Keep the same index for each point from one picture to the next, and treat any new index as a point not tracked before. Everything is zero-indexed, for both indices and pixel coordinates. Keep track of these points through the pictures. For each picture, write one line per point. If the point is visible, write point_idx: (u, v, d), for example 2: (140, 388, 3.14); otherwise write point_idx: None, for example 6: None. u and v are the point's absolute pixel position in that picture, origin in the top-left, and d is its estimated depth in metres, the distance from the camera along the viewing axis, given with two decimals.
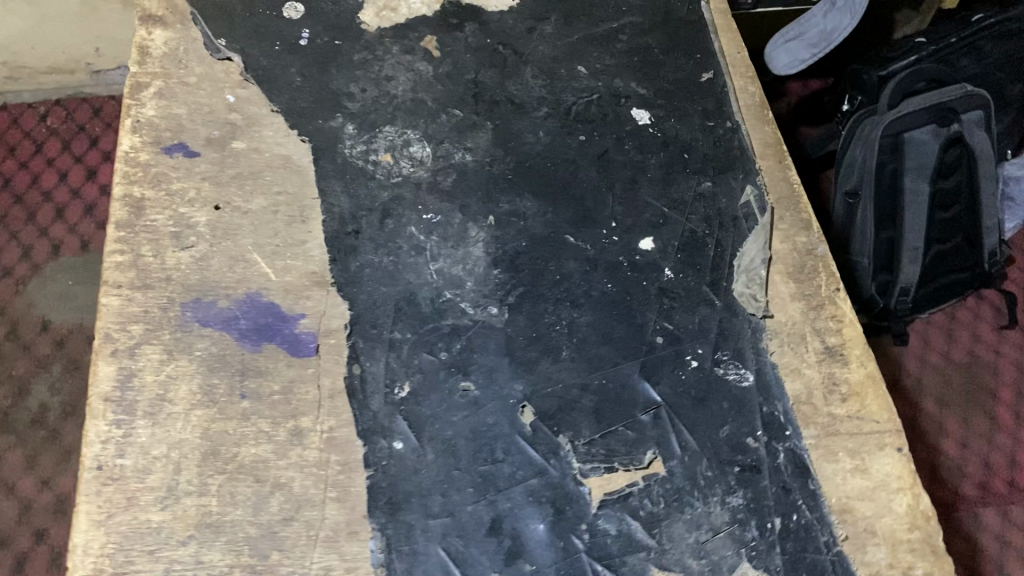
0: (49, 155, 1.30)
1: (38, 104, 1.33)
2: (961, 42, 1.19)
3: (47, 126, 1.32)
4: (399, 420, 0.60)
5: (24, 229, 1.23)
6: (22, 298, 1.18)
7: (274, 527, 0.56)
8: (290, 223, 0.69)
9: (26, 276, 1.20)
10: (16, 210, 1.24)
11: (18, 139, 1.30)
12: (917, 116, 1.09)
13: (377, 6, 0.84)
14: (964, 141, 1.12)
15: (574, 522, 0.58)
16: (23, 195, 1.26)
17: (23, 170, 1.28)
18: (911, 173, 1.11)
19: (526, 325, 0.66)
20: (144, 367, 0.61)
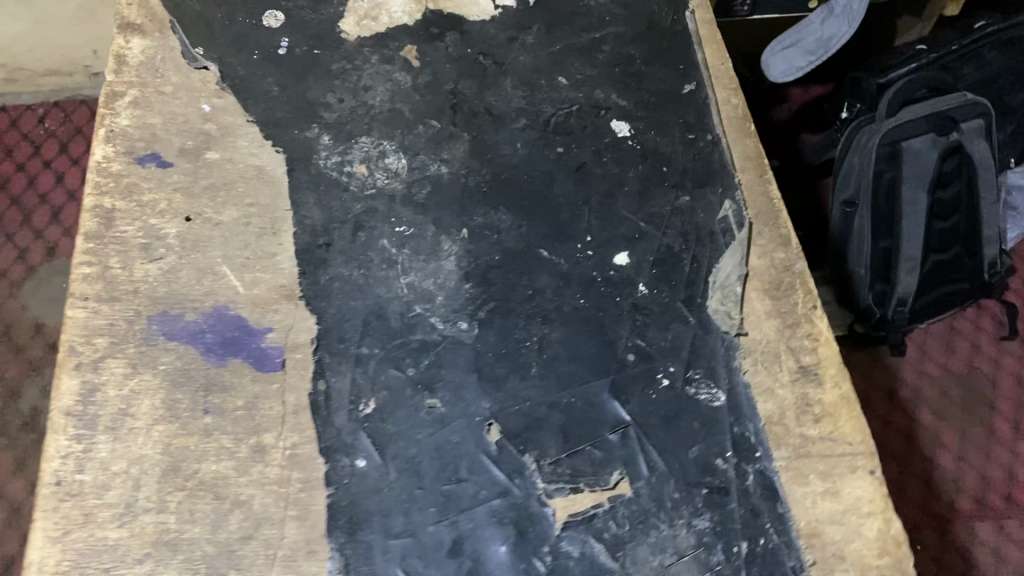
0: (47, 157, 1.29)
1: (36, 106, 1.33)
2: (959, 52, 1.17)
3: (46, 128, 1.31)
4: (362, 438, 0.60)
5: (19, 231, 1.23)
6: (16, 300, 1.18)
7: (232, 545, 0.56)
8: (261, 235, 0.68)
9: (21, 278, 1.20)
10: (12, 211, 1.24)
11: (17, 141, 1.30)
12: (917, 124, 1.06)
13: (358, 15, 0.83)
14: (963, 150, 1.09)
15: (537, 544, 0.57)
16: (20, 197, 1.25)
17: (20, 172, 1.27)
18: (909, 183, 1.07)
19: (496, 341, 0.65)
20: (107, 381, 0.60)
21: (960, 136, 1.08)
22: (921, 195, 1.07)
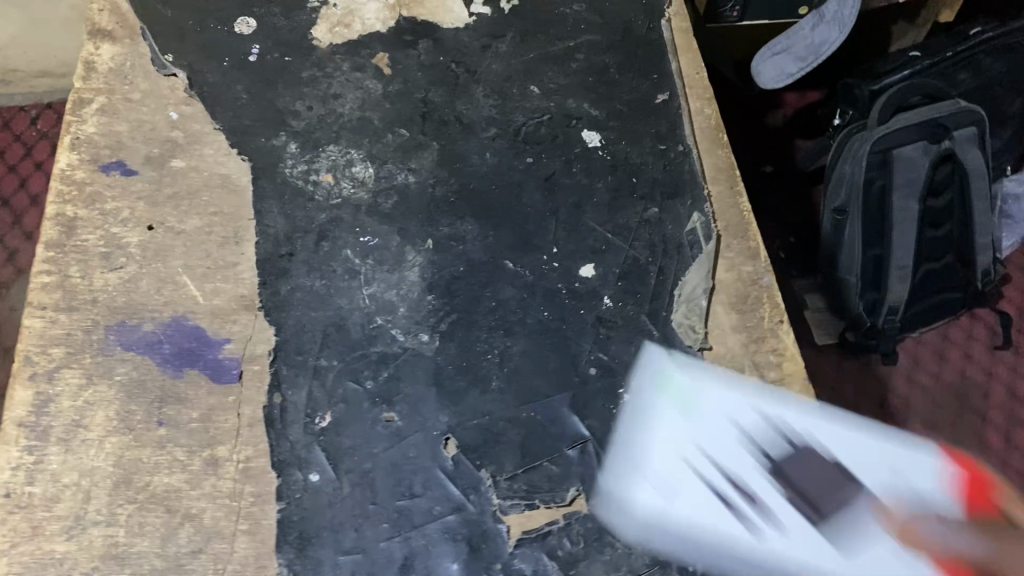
0: (39, 159, 1.28)
1: (28, 106, 1.30)
2: (959, 57, 1.10)
3: (38, 130, 1.29)
4: (317, 451, 0.59)
5: (10, 234, 1.23)
6: (5, 302, 1.18)
7: (181, 559, 0.55)
8: (223, 245, 0.68)
9: (10, 281, 1.20)
10: (3, 213, 1.24)
11: (9, 142, 1.28)
12: (909, 131, 1.02)
13: (330, 22, 0.82)
14: (956, 159, 1.05)
15: (489, 561, 0.57)
16: (11, 199, 1.25)
17: (12, 174, 1.26)
18: (900, 190, 1.03)
19: (456, 354, 0.64)
20: (61, 392, 0.60)
21: (952, 144, 1.04)
22: (914, 203, 1.04)
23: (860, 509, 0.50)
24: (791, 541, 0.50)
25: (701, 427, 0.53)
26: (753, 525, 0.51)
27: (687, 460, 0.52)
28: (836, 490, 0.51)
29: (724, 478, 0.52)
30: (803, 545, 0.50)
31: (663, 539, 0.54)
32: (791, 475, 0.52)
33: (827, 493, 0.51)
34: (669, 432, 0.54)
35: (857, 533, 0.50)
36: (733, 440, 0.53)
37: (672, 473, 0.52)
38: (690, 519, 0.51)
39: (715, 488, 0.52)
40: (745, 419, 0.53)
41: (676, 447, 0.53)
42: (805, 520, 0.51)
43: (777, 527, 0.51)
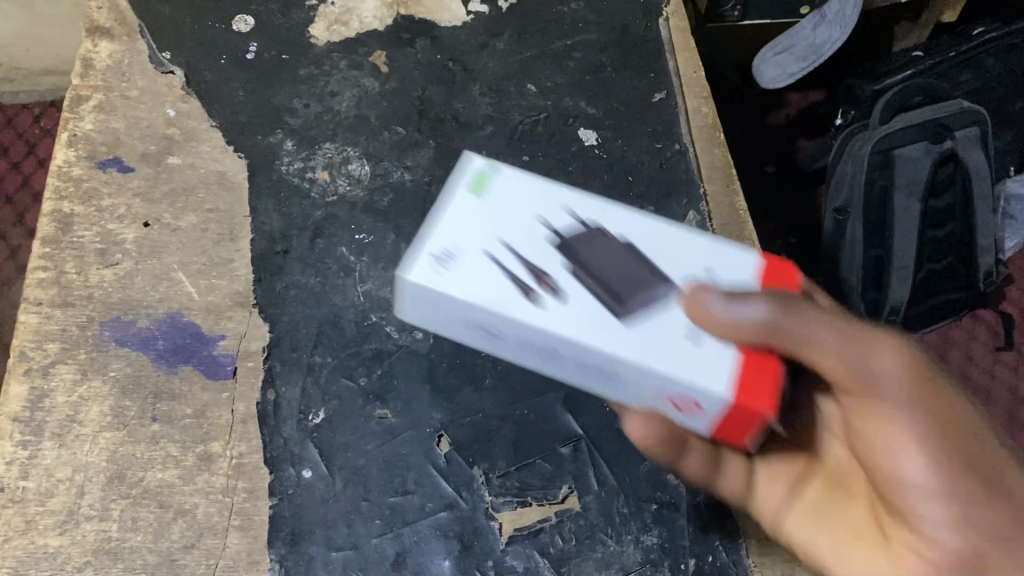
0: (41, 156, 1.27)
1: (31, 104, 1.30)
2: (961, 56, 1.10)
3: (42, 127, 1.29)
4: (310, 448, 0.60)
5: (11, 231, 1.22)
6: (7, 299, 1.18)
7: (173, 555, 0.55)
8: (218, 242, 0.68)
9: (11, 277, 1.19)
10: (5, 209, 1.23)
11: (11, 139, 1.27)
12: (908, 132, 1.00)
13: (329, 20, 0.82)
14: (958, 158, 1.02)
15: (481, 558, 0.57)
16: (14, 196, 1.24)
17: (14, 171, 1.26)
18: (901, 191, 1.01)
19: (451, 351, 0.64)
20: (56, 387, 0.60)
21: (955, 144, 1.02)
22: (914, 203, 1.01)
23: (668, 301, 0.45)
24: (574, 310, 0.45)
25: (506, 193, 0.49)
26: (539, 299, 0.45)
27: (487, 251, 0.46)
28: (639, 280, 0.45)
29: (537, 258, 0.46)
30: (594, 319, 0.44)
31: (465, 334, 0.52)
32: (587, 264, 0.46)
33: (620, 276, 0.45)
34: (495, 168, 0.50)
35: (668, 311, 0.45)
36: (539, 214, 0.48)
37: (475, 247, 0.47)
38: (478, 283, 0.45)
39: (510, 272, 0.46)
40: (548, 211, 0.48)
41: (492, 213, 0.48)
42: (591, 296, 0.45)
43: (558, 294, 0.45)
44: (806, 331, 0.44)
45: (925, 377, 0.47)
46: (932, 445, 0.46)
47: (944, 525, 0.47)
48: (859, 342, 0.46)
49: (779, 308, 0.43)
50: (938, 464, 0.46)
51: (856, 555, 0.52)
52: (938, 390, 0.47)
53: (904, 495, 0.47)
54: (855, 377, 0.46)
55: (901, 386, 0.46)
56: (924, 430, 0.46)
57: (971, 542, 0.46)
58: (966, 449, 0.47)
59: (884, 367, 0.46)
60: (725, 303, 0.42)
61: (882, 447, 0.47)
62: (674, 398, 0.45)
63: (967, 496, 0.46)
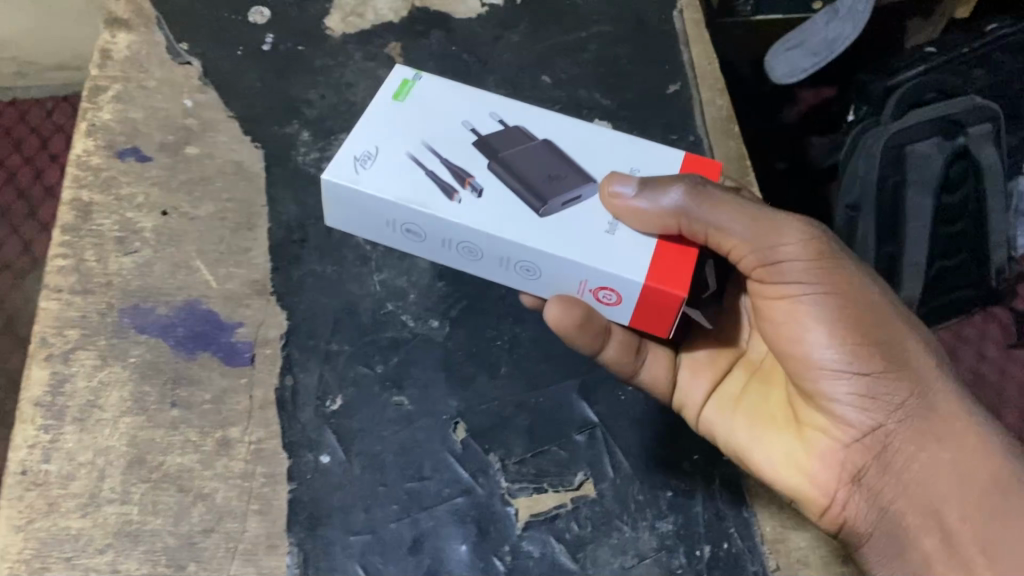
0: (54, 150, 1.26)
1: (46, 100, 1.30)
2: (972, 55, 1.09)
3: (54, 122, 1.28)
4: (328, 434, 0.60)
5: (25, 224, 1.20)
6: (21, 292, 1.16)
7: (194, 538, 0.56)
8: (236, 230, 0.68)
9: (26, 270, 1.17)
10: (18, 202, 1.22)
11: (25, 135, 1.27)
12: (921, 128, 1.00)
13: (344, 12, 0.82)
14: (970, 154, 1.02)
15: (497, 544, 0.57)
16: (26, 190, 1.22)
17: (27, 165, 1.24)
18: (915, 186, 1.00)
19: (466, 340, 0.65)
20: (76, 372, 0.61)
21: (966, 142, 1.02)
22: (928, 198, 1.01)
23: (577, 192, 0.55)
24: (493, 202, 0.55)
25: (433, 107, 0.60)
26: (453, 189, 0.55)
27: (412, 155, 0.57)
28: (551, 175, 0.56)
29: (458, 162, 0.57)
30: (512, 208, 0.54)
31: (385, 233, 0.60)
32: (505, 160, 0.57)
33: (536, 172, 0.56)
34: (426, 84, 0.62)
35: (578, 200, 0.55)
36: (463, 125, 0.60)
37: (404, 148, 0.58)
38: (403, 175, 0.56)
39: (433, 172, 0.56)
40: (475, 121, 0.60)
41: (420, 124, 0.59)
42: (511, 191, 0.55)
43: (477, 190, 0.55)
44: (718, 218, 0.53)
45: (828, 259, 0.53)
46: (837, 327, 0.52)
47: (852, 402, 0.53)
48: (766, 226, 0.53)
49: (692, 195, 0.52)
50: (844, 345, 0.52)
51: (777, 437, 0.58)
52: (842, 272, 0.53)
53: (820, 379, 0.53)
54: (762, 261, 0.54)
55: (807, 269, 0.53)
56: (830, 314, 0.53)
57: (876, 417, 0.53)
58: (871, 328, 0.53)
59: (788, 251, 0.53)
60: (643, 191, 0.52)
61: (790, 328, 0.54)
62: (590, 286, 0.54)
63: (874, 374, 0.52)
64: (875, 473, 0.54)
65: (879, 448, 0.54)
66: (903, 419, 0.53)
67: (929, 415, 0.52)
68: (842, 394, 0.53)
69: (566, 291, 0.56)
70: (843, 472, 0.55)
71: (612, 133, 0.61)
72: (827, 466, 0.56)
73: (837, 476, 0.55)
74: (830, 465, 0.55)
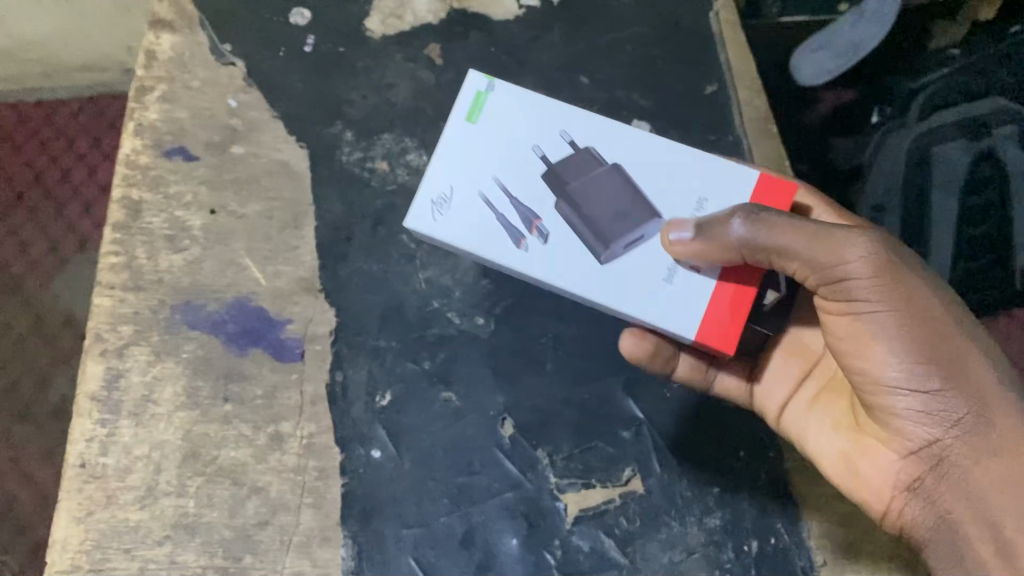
0: (82, 151, 1.18)
1: (72, 99, 1.20)
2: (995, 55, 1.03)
3: (79, 122, 1.19)
4: (378, 429, 0.61)
5: (52, 225, 1.14)
6: (47, 291, 1.11)
7: (249, 530, 0.58)
8: (283, 229, 0.69)
9: (52, 271, 1.12)
10: (45, 202, 1.15)
11: (51, 135, 1.18)
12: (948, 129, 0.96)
13: (383, 13, 0.81)
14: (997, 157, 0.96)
15: (548, 537, 0.59)
16: (54, 190, 1.15)
17: (54, 166, 1.17)
18: (940, 189, 0.95)
19: (511, 338, 0.65)
20: (131, 367, 0.62)
21: (991, 143, 0.96)
22: (953, 201, 0.95)
23: (643, 234, 0.54)
24: (559, 249, 0.55)
25: (503, 128, 0.58)
26: (523, 237, 0.55)
27: (481, 194, 0.56)
28: (617, 212, 0.54)
29: (527, 200, 0.56)
30: (576, 256, 0.54)
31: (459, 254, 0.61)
32: (574, 196, 0.55)
33: (601, 208, 0.54)
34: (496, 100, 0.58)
35: (644, 239, 0.54)
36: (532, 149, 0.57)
37: (475, 188, 0.56)
38: (474, 222, 0.56)
39: (501, 215, 0.55)
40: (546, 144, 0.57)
41: (489, 153, 0.57)
42: (574, 233, 0.55)
43: (545, 235, 0.55)
44: (781, 246, 0.51)
45: (895, 275, 0.52)
46: (899, 344, 0.52)
47: (914, 416, 0.53)
48: (835, 245, 0.52)
49: (754, 227, 0.50)
50: (907, 362, 0.52)
51: (840, 438, 0.59)
52: (908, 287, 0.52)
53: (882, 393, 0.53)
54: (828, 279, 0.53)
55: (872, 285, 0.52)
56: (893, 329, 0.52)
57: (935, 431, 0.53)
58: (935, 344, 0.52)
59: (853, 267, 0.52)
60: (706, 233, 0.51)
61: (854, 342, 0.54)
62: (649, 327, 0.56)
63: (935, 389, 0.52)
64: (931, 481, 0.54)
65: (937, 460, 0.53)
66: (963, 434, 0.52)
67: (989, 431, 0.51)
68: (903, 406, 0.53)
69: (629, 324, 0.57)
70: (898, 480, 0.55)
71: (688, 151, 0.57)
72: (883, 474, 0.56)
73: (891, 484, 0.56)
74: (886, 472, 0.56)
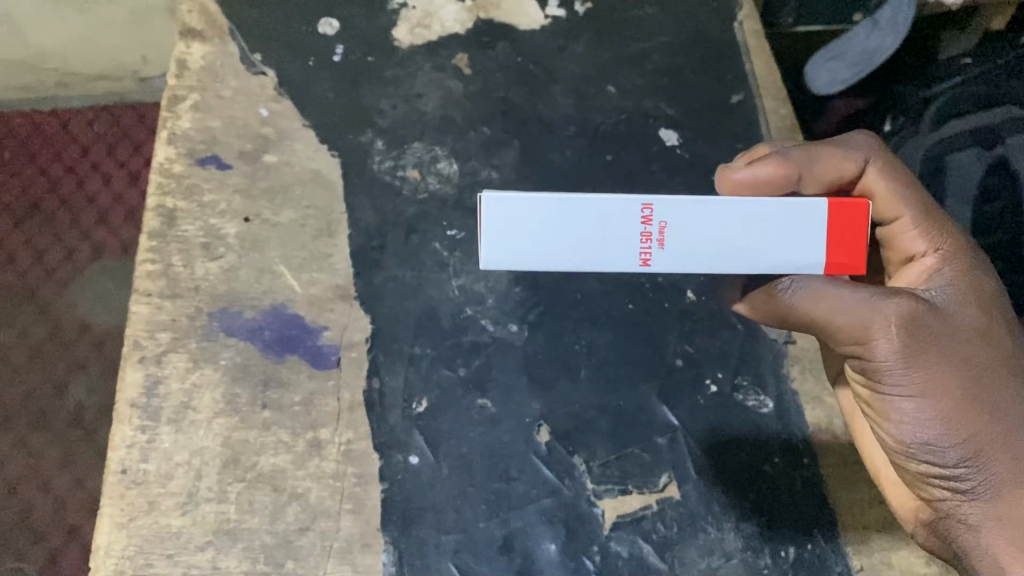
0: (96, 159, 1.18)
1: (87, 108, 1.21)
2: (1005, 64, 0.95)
3: (93, 130, 1.20)
4: (416, 435, 0.62)
5: (68, 233, 1.14)
6: (65, 297, 1.11)
7: (290, 536, 0.58)
8: (317, 236, 0.69)
9: (68, 278, 1.11)
10: (61, 211, 1.15)
11: (64, 143, 1.19)
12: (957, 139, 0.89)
13: (411, 22, 0.81)
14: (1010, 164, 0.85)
15: (586, 543, 0.59)
16: (69, 198, 1.16)
17: (70, 174, 1.17)
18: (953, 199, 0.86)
19: (546, 344, 0.65)
20: (169, 374, 0.63)
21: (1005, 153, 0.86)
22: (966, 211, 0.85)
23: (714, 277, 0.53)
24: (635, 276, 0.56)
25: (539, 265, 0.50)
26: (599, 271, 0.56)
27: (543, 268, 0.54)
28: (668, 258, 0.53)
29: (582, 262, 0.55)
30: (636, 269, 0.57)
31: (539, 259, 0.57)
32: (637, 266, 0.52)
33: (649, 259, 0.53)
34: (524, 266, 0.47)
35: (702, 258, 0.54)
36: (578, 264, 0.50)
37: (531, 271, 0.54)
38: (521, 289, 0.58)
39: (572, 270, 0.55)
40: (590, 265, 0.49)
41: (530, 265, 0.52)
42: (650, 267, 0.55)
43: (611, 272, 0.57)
44: (808, 311, 0.49)
45: (909, 346, 0.48)
46: (911, 422, 0.49)
47: (925, 482, 0.51)
48: (849, 320, 0.48)
49: (800, 300, 0.49)
50: (917, 438, 0.49)
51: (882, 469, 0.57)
52: (927, 362, 0.48)
53: (896, 455, 0.52)
54: (847, 347, 0.50)
55: (888, 363, 0.48)
56: (906, 403, 0.49)
57: (947, 497, 0.50)
58: (953, 421, 0.48)
59: (870, 346, 0.48)
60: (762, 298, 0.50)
61: (873, 405, 0.51)
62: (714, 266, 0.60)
63: (948, 464, 0.49)
64: (942, 534, 0.52)
65: (948, 524, 0.51)
66: (977, 506, 0.49)
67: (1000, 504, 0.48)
68: (915, 472, 0.51)
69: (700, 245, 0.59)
70: (917, 519, 0.54)
71: (760, 262, 0.45)
72: (907, 511, 0.55)
73: (915, 523, 0.55)
74: (907, 509, 0.55)
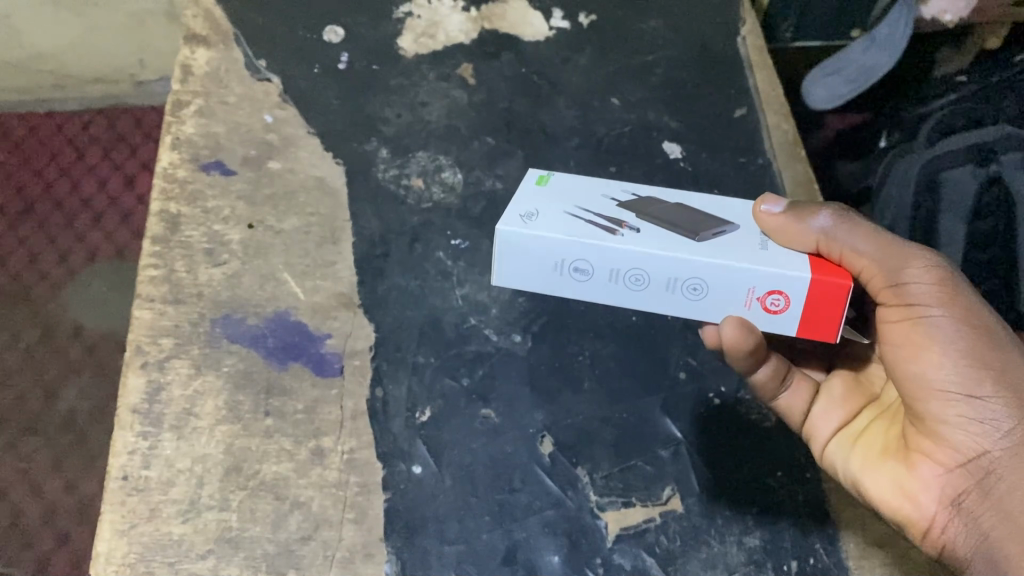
0: (92, 162, 1.18)
1: (83, 112, 1.21)
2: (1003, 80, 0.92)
3: (90, 134, 1.20)
4: (419, 445, 0.62)
5: (62, 235, 1.13)
6: (57, 301, 1.09)
7: (292, 545, 0.58)
8: (321, 244, 0.69)
9: (62, 281, 1.10)
10: (55, 214, 1.14)
11: (61, 146, 1.19)
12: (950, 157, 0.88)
13: (415, 32, 0.81)
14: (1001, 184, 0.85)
15: (589, 555, 0.59)
16: (64, 201, 1.15)
17: (64, 177, 1.17)
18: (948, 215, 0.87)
19: (549, 355, 0.65)
20: (171, 380, 0.63)
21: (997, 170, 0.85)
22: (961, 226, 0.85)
23: (726, 227, 0.52)
24: (657, 237, 0.50)
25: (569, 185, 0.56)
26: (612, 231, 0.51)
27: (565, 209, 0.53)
28: (695, 218, 0.52)
29: (610, 211, 0.53)
30: (668, 238, 0.50)
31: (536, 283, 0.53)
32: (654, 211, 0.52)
33: (679, 215, 0.52)
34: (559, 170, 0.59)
35: (727, 234, 0.52)
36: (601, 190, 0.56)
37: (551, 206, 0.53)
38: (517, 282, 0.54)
39: (589, 218, 0.52)
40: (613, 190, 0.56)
41: (556, 191, 0.55)
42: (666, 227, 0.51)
43: (636, 229, 0.51)
44: (855, 240, 0.51)
45: (950, 284, 0.51)
46: (958, 351, 0.50)
47: (964, 428, 0.50)
48: (893, 253, 0.52)
49: (835, 219, 0.51)
50: (960, 371, 0.49)
51: (883, 467, 0.55)
52: (968, 298, 0.51)
53: (932, 401, 0.50)
54: (887, 283, 0.52)
55: (930, 294, 0.51)
56: (951, 337, 0.50)
57: (989, 442, 0.49)
58: (995, 354, 0.50)
59: (914, 275, 0.51)
60: (792, 212, 0.52)
61: (908, 350, 0.51)
62: (756, 294, 0.50)
63: (988, 399, 0.49)
64: (975, 497, 0.50)
65: (983, 473, 0.50)
66: (1017, 448, 0.49)
67: None
68: (952, 417, 0.50)
69: (731, 312, 0.51)
70: (942, 493, 0.51)
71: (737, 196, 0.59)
72: (927, 488, 0.52)
73: (934, 498, 0.52)
74: (929, 486, 0.52)
